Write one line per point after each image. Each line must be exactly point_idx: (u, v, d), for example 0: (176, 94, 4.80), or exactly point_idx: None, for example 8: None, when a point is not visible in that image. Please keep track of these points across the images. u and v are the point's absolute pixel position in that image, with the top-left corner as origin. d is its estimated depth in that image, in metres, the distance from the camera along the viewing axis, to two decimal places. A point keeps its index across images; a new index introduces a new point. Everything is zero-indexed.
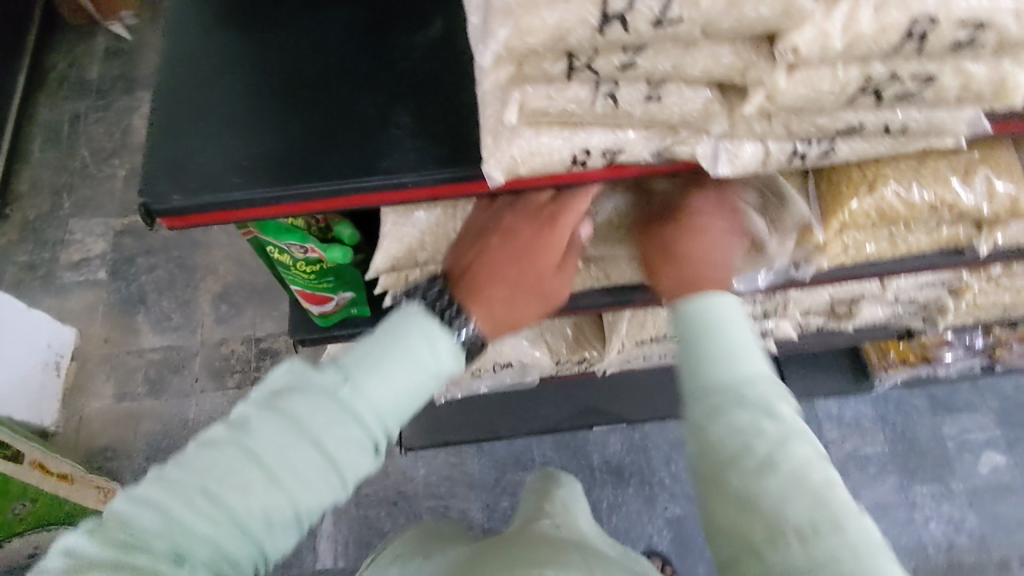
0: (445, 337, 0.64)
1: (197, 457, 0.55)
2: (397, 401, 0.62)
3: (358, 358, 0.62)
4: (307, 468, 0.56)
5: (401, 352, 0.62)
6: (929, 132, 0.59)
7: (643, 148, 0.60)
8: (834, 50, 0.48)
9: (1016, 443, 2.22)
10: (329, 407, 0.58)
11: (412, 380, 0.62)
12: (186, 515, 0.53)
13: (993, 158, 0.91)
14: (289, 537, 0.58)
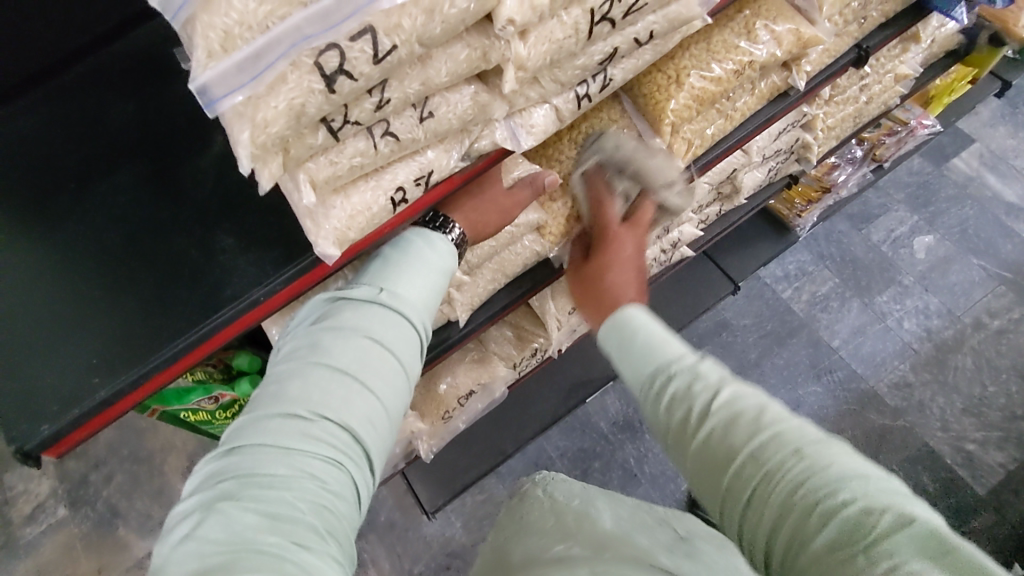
0: (440, 240, 0.76)
1: (289, 394, 0.59)
2: (422, 296, 0.71)
3: (376, 274, 0.70)
4: (382, 365, 0.64)
5: (410, 260, 0.72)
6: (673, 28, 0.62)
7: (448, 160, 0.62)
8: (544, 6, 0.50)
9: (934, 218, 2.38)
10: (376, 314, 0.66)
11: (427, 280, 0.72)
12: (307, 442, 0.57)
13: (762, 9, 0.98)
14: (379, 448, 0.63)
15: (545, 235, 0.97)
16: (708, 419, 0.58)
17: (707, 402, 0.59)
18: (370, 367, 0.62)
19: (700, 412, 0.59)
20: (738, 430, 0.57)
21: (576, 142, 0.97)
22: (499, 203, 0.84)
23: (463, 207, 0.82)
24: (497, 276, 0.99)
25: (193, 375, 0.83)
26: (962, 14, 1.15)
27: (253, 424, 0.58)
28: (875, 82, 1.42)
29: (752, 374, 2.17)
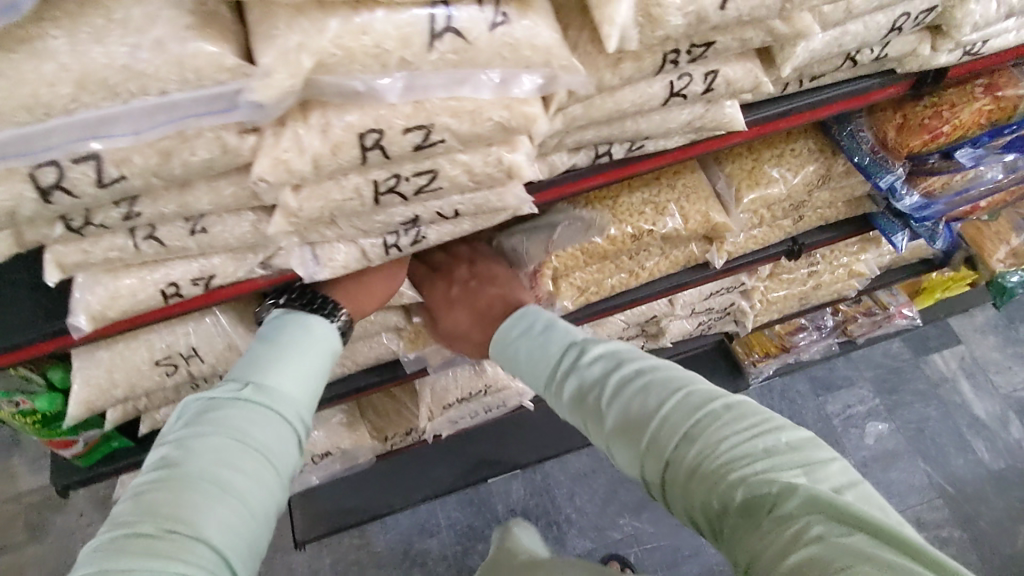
0: (319, 322, 0.71)
1: (141, 506, 0.52)
2: (301, 385, 0.66)
3: (251, 363, 0.64)
4: (250, 465, 0.57)
5: (286, 348, 0.67)
6: (485, 211, 0.61)
7: (235, 268, 0.62)
8: (304, 172, 0.49)
9: (894, 407, 2.28)
10: (248, 409, 0.60)
11: (303, 368, 0.67)
12: (157, 556, 0.49)
13: (678, 185, 0.97)
14: (249, 556, 0.55)
15: (403, 336, 0.98)
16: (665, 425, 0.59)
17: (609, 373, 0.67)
18: (233, 466, 0.56)
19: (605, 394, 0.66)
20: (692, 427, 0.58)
21: None
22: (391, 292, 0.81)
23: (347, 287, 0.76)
24: (346, 363, 0.98)
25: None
26: (901, 242, 1.11)
27: (101, 547, 0.50)
28: (825, 272, 1.39)
29: (662, 509, 1.90)
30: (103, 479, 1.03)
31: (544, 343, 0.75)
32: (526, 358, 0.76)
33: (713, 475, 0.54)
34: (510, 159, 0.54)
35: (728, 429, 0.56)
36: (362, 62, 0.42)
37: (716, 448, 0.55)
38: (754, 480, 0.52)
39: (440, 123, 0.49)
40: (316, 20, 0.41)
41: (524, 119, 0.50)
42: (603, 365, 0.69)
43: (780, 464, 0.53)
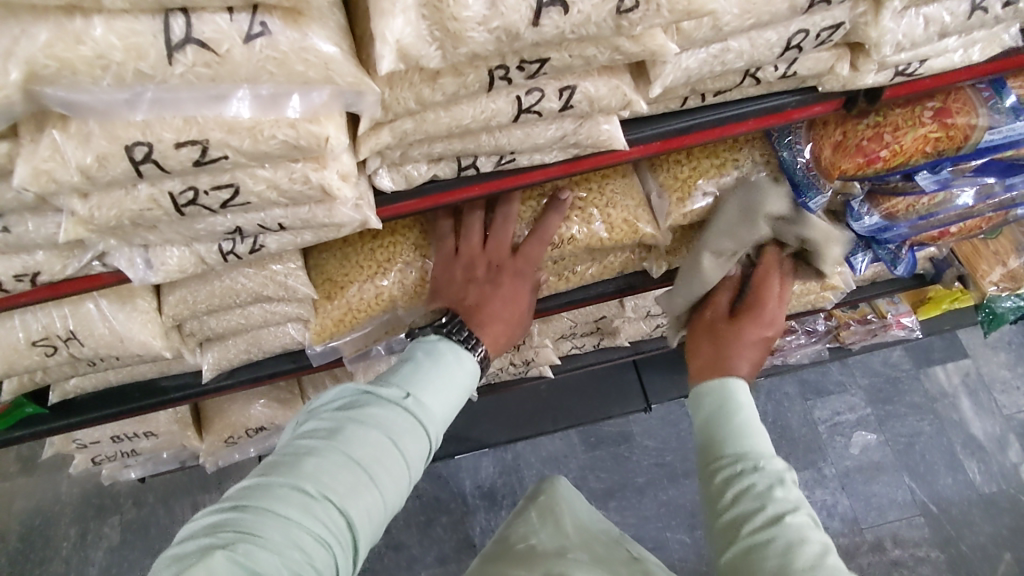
0: (470, 354, 0.74)
1: (302, 467, 0.54)
2: (449, 407, 0.68)
3: (409, 373, 0.68)
4: (395, 465, 0.59)
5: (441, 363, 0.70)
6: (315, 224, 0.56)
7: (61, 266, 0.58)
8: (72, 182, 0.45)
9: (885, 419, 2.12)
10: (400, 411, 0.63)
11: (452, 390, 0.69)
12: (309, 515, 0.51)
13: (605, 190, 0.89)
14: (370, 549, 0.57)
15: (309, 327, 0.94)
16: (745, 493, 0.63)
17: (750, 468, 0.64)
18: (385, 461, 0.58)
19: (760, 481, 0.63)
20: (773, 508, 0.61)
21: (375, 252, 0.92)
22: (519, 309, 0.84)
23: (485, 314, 0.79)
24: (250, 348, 0.96)
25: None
26: (861, 264, 1.00)
27: (262, 484, 0.53)
28: (795, 283, 1.30)
29: (628, 497, 1.84)
30: (20, 441, 1.03)
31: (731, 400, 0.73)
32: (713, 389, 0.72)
33: None
34: (318, 178, 0.49)
35: None
36: (87, 74, 0.40)
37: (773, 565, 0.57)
38: None
39: (216, 139, 0.44)
40: (34, 29, 0.40)
41: (315, 139, 0.45)
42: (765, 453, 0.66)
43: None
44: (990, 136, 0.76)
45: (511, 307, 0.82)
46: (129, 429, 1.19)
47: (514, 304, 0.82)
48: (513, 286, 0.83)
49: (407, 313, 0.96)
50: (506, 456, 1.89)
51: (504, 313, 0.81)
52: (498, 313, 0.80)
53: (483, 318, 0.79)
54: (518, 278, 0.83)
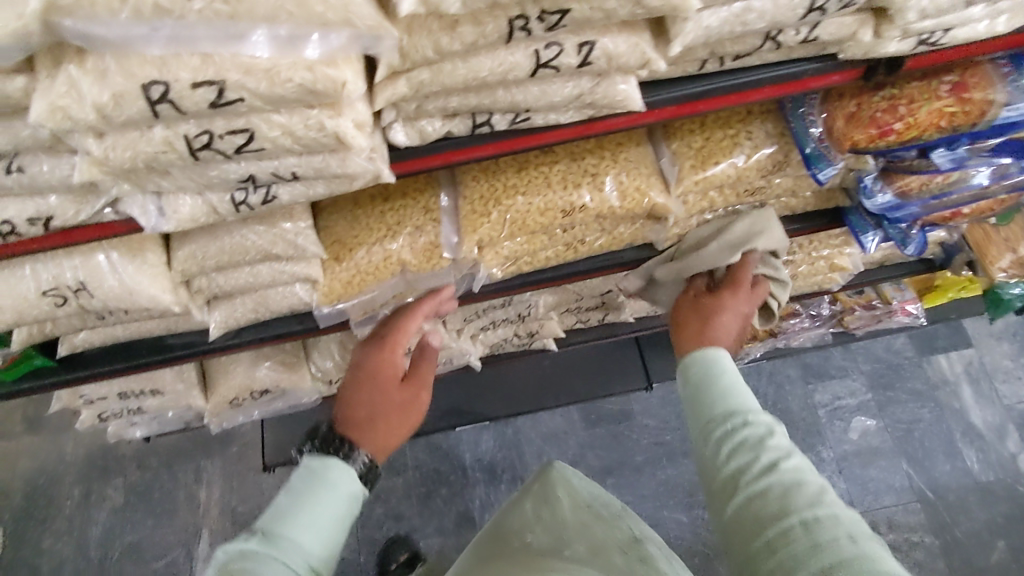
0: (345, 465, 0.68)
1: None
2: (327, 537, 0.64)
3: (276, 513, 0.63)
4: None
5: (310, 493, 0.65)
6: (327, 175, 0.56)
7: (74, 211, 0.58)
8: (87, 121, 0.45)
9: (886, 405, 2.13)
10: (263, 565, 0.58)
11: (328, 517, 0.64)
12: None
13: (619, 157, 0.89)
14: None
15: (317, 289, 0.95)
16: (751, 469, 0.61)
17: (749, 439, 0.63)
18: None
19: (760, 473, 0.60)
20: (771, 478, 0.59)
21: (384, 216, 0.94)
22: (404, 406, 0.79)
23: (360, 410, 0.76)
24: (258, 308, 0.96)
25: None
26: (871, 243, 1.00)
27: None
28: (803, 262, 1.30)
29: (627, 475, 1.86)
30: (28, 394, 1.04)
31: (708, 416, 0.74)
32: (703, 385, 0.70)
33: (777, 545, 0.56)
34: (333, 125, 0.49)
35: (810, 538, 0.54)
36: (104, 5, 0.41)
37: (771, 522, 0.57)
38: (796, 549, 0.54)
39: (232, 80, 0.44)
40: None
41: (330, 83, 0.45)
42: (754, 430, 0.64)
43: (809, 536, 0.54)
44: (1007, 113, 0.76)
45: (396, 391, 0.79)
46: (136, 387, 1.20)
47: (394, 396, 0.78)
48: (396, 378, 0.81)
49: (416, 278, 0.96)
50: (507, 429, 1.90)
51: (394, 402, 0.78)
52: (382, 403, 0.77)
53: (361, 413, 0.76)
54: (406, 370, 0.83)
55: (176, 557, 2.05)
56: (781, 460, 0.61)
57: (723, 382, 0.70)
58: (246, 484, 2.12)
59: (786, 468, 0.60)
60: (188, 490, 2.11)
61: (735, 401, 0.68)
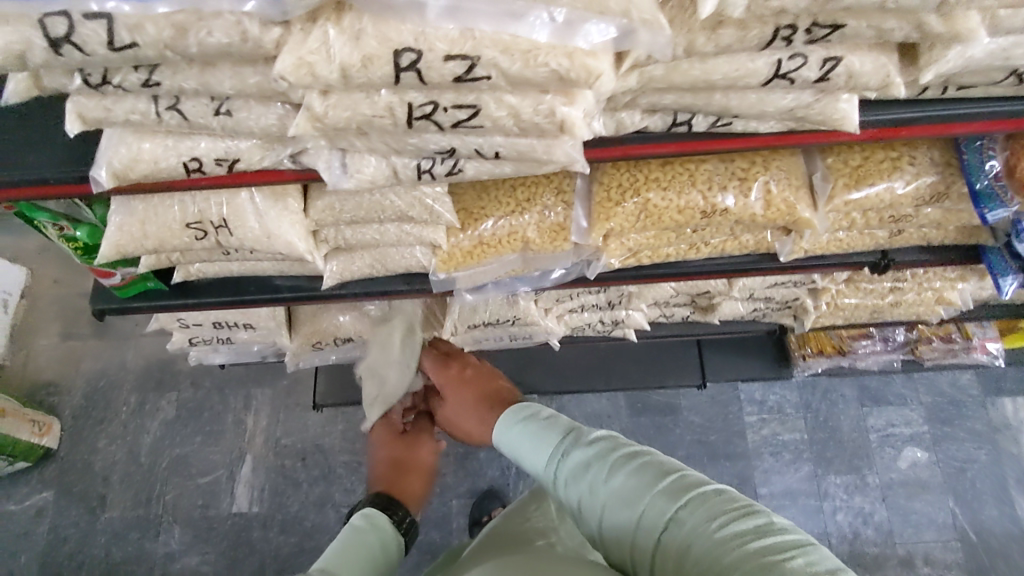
0: (382, 517, 1.11)
1: None
2: (371, 565, 0.99)
3: (340, 549, 0.98)
4: None
5: (361, 538, 1.03)
6: (527, 160, 0.55)
7: (261, 157, 0.58)
8: (327, 79, 0.47)
9: (941, 439, 2.08)
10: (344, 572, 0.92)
11: (369, 554, 1.01)
12: None
13: (771, 164, 0.86)
14: None
15: (436, 254, 0.94)
16: (599, 485, 0.77)
17: (587, 459, 0.81)
18: None
19: (599, 483, 0.77)
20: (610, 482, 0.76)
21: (515, 189, 0.92)
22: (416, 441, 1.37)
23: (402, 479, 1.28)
24: (374, 264, 0.96)
25: (43, 228, 0.90)
26: (1010, 288, 0.95)
27: None
28: (910, 291, 1.25)
29: None
30: (135, 312, 1.06)
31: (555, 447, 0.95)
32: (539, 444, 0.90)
33: (628, 543, 0.72)
34: (564, 113, 0.48)
35: (653, 516, 0.71)
36: None
37: (622, 522, 0.73)
38: (646, 533, 0.70)
39: (487, 56, 0.46)
40: None
41: (581, 70, 0.46)
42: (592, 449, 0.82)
43: (648, 515, 0.71)
44: None
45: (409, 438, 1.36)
46: (228, 319, 1.21)
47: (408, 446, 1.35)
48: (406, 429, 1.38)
49: (536, 258, 0.95)
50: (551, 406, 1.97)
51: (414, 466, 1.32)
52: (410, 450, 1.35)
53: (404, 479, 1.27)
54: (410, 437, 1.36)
55: (220, 477, 2.10)
56: (613, 456, 0.79)
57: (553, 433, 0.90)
58: (292, 418, 2.16)
59: (617, 465, 0.78)
60: (237, 415, 2.17)
61: (562, 444, 0.87)
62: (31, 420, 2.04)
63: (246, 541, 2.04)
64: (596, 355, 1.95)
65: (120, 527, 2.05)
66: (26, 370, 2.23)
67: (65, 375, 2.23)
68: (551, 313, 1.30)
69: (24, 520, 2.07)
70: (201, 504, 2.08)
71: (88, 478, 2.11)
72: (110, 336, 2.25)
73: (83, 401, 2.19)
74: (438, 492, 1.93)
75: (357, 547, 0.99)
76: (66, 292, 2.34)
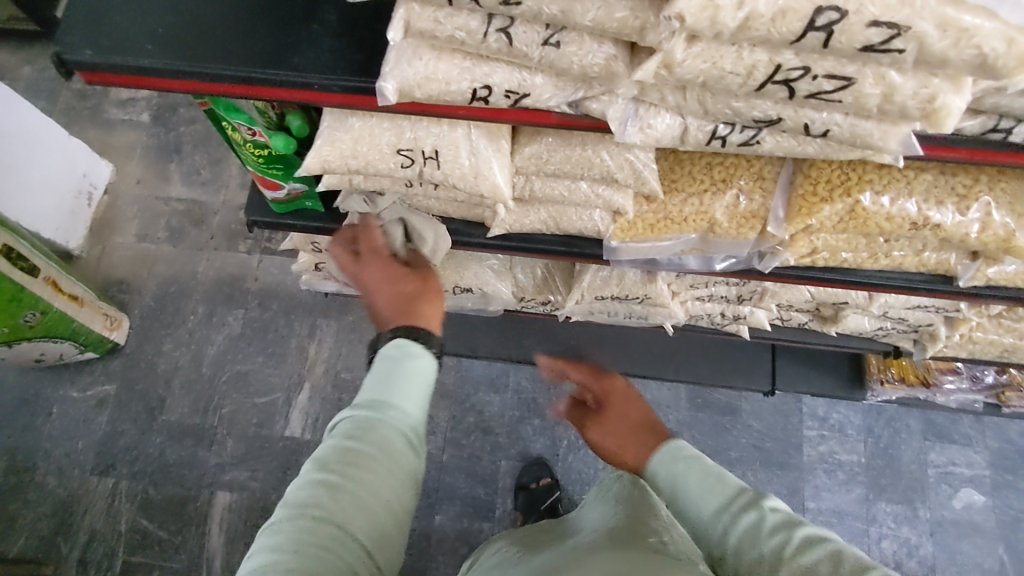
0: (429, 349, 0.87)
1: (300, 514, 0.67)
2: (421, 411, 0.82)
3: (373, 391, 0.81)
4: (375, 482, 0.73)
5: (406, 376, 0.83)
6: (855, 143, 0.58)
7: (550, 95, 0.58)
8: (725, 27, 0.48)
9: (1000, 487, 2.00)
10: (370, 434, 0.76)
11: (418, 392, 0.83)
12: (318, 532, 0.66)
13: (997, 186, 0.82)
14: (379, 542, 0.71)
15: (616, 221, 0.91)
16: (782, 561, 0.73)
17: (768, 523, 0.78)
18: (362, 481, 0.72)
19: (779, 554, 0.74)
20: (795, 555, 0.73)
21: (711, 168, 0.89)
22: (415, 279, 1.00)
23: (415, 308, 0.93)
24: (548, 222, 0.94)
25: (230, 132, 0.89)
26: None
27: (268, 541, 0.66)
28: None
29: None
30: (285, 229, 1.06)
31: (709, 475, 0.87)
32: (699, 484, 0.87)
33: None
34: (947, 99, 0.52)
35: None
36: None
37: None
38: None
39: (918, 29, 0.48)
40: None
41: (1015, 58, 0.48)
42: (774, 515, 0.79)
43: None
44: None
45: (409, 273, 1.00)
46: None
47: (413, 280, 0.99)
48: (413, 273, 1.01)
49: (716, 242, 0.92)
50: None
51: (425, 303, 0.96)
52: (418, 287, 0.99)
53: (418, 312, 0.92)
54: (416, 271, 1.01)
55: (277, 399, 2.07)
56: (796, 529, 0.76)
57: (709, 476, 0.87)
58: (354, 353, 2.11)
59: (800, 538, 0.75)
60: (301, 342, 2.12)
61: (733, 495, 0.84)
62: (106, 313, 2.01)
63: (295, 465, 2.00)
64: (675, 345, 1.92)
65: (176, 431, 2.03)
66: (100, 264, 2.21)
67: (138, 275, 2.20)
68: (677, 297, 1.27)
69: (84, 409, 2.05)
70: (255, 422, 2.04)
71: (150, 379, 2.09)
72: (184, 244, 2.22)
73: (154, 303, 2.16)
74: (489, 448, 1.92)
75: (415, 375, 0.83)
76: (145, 194, 2.28)
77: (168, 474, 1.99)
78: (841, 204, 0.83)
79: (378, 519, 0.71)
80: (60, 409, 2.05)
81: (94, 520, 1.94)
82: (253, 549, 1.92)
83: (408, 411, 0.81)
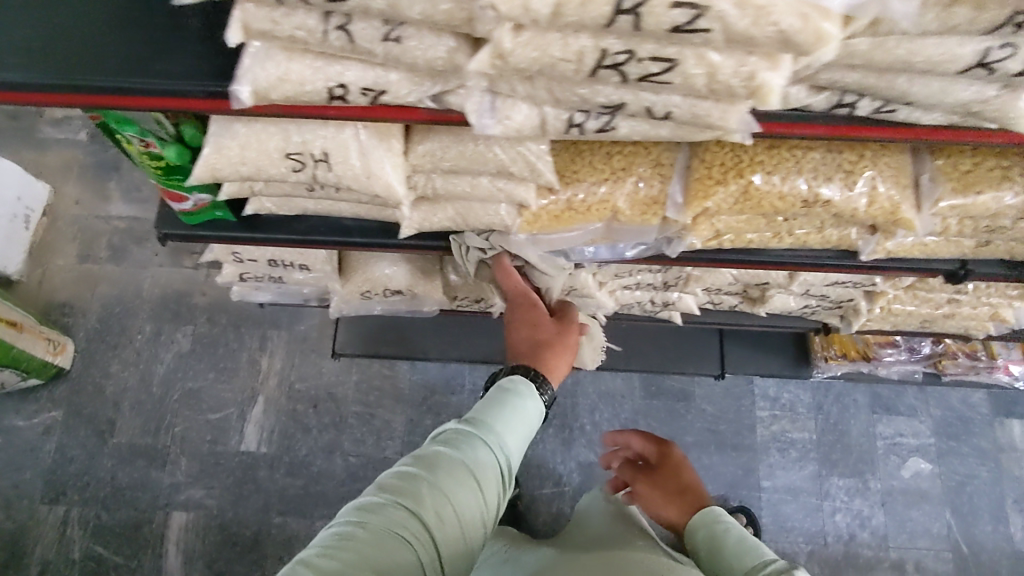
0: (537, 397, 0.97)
1: (397, 489, 0.76)
2: (518, 443, 0.90)
3: (482, 412, 0.90)
4: (467, 485, 0.80)
5: (515, 408, 0.92)
6: (698, 124, 0.61)
7: (407, 91, 0.58)
8: (539, 14, 0.49)
9: (945, 453, 2.06)
10: (471, 443, 0.84)
11: (522, 428, 0.92)
12: (410, 511, 0.74)
13: (880, 160, 0.85)
14: (459, 542, 0.77)
15: (522, 215, 0.92)
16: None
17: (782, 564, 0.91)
18: (458, 483, 0.79)
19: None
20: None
21: (611, 157, 0.90)
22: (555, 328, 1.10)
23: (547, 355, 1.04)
24: (456, 219, 0.94)
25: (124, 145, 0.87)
26: None
27: (363, 506, 0.74)
28: (965, 304, 1.26)
29: None
30: (199, 241, 1.04)
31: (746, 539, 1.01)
32: (735, 545, 1.00)
33: None
34: (766, 76, 0.53)
35: None
36: None
37: None
38: None
39: (719, 10, 0.50)
40: None
41: (811, 33, 0.49)
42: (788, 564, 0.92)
43: None
44: None
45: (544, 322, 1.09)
46: (286, 258, 1.20)
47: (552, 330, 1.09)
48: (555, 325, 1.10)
49: (622, 230, 0.93)
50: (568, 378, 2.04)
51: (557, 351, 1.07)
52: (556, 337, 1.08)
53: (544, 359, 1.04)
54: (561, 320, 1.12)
55: (230, 415, 2.03)
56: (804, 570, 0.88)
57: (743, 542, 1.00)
58: (307, 364, 2.08)
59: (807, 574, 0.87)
60: (251, 355, 2.09)
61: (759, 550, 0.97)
62: (48, 338, 1.96)
63: (252, 480, 1.97)
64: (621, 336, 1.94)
65: (127, 453, 1.99)
66: (41, 288, 2.15)
67: (80, 297, 2.14)
68: (605, 287, 1.28)
69: (29, 437, 2.00)
70: (208, 438, 2.01)
71: (97, 402, 2.04)
72: (127, 263, 2.18)
73: (99, 324, 2.11)
74: None
75: (517, 412, 0.91)
76: (84, 213, 2.23)
77: (121, 497, 1.94)
78: (735, 186, 0.85)
79: (461, 524, 0.77)
80: (5, 438, 2.00)
81: (46, 549, 1.90)
82: (211, 568, 1.89)
83: (506, 441, 0.88)
